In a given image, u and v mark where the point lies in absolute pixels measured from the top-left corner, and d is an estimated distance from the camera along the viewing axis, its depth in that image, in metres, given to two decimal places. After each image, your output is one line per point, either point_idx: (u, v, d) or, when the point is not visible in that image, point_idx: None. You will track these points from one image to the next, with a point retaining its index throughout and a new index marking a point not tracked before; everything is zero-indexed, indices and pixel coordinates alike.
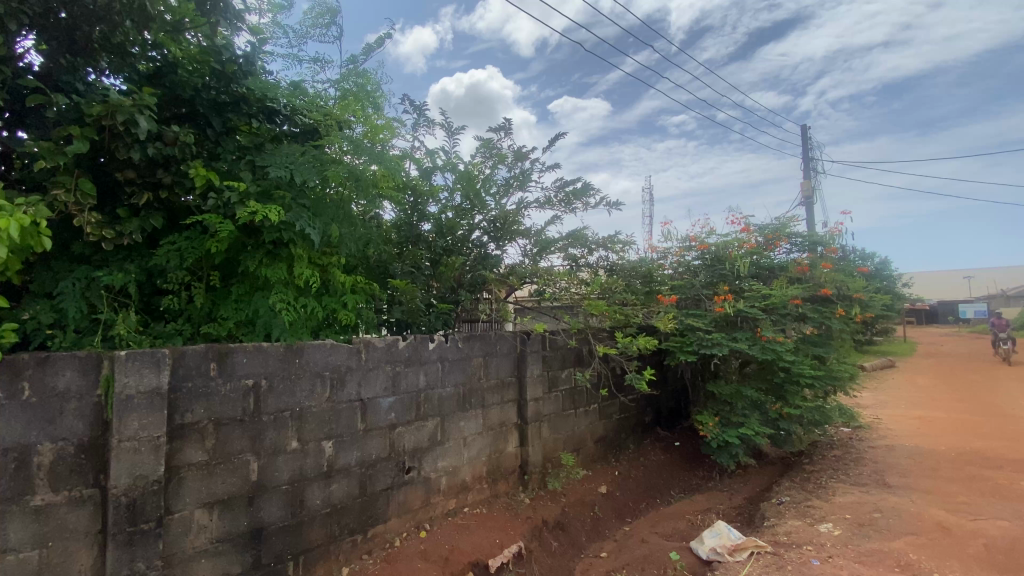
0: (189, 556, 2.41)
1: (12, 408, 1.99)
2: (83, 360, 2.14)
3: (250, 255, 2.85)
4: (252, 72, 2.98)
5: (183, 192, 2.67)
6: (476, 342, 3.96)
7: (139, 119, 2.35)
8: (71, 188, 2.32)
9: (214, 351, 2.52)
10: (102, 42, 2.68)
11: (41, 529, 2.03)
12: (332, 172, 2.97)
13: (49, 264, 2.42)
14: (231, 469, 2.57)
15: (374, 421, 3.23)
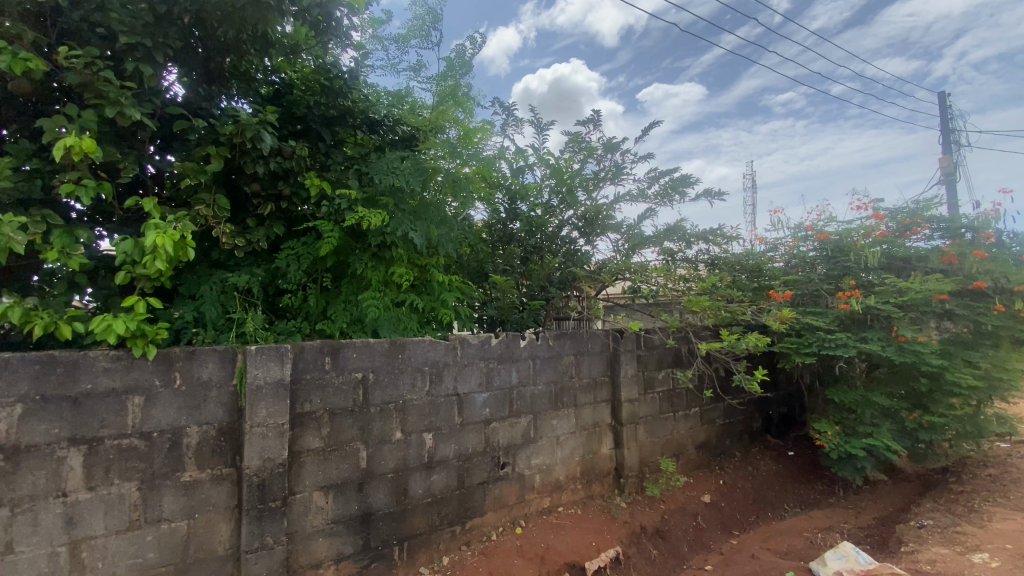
0: (309, 535, 2.63)
1: (167, 394, 2.28)
2: (222, 353, 2.41)
3: (358, 257, 3.05)
4: (356, 85, 3.16)
5: (300, 202, 2.93)
6: (568, 339, 3.90)
7: (263, 135, 2.59)
8: (210, 203, 2.62)
9: (329, 347, 2.72)
10: (232, 71, 3.00)
11: (189, 502, 2.31)
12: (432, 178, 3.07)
13: (193, 270, 2.72)
14: (344, 456, 2.76)
15: (470, 416, 3.30)
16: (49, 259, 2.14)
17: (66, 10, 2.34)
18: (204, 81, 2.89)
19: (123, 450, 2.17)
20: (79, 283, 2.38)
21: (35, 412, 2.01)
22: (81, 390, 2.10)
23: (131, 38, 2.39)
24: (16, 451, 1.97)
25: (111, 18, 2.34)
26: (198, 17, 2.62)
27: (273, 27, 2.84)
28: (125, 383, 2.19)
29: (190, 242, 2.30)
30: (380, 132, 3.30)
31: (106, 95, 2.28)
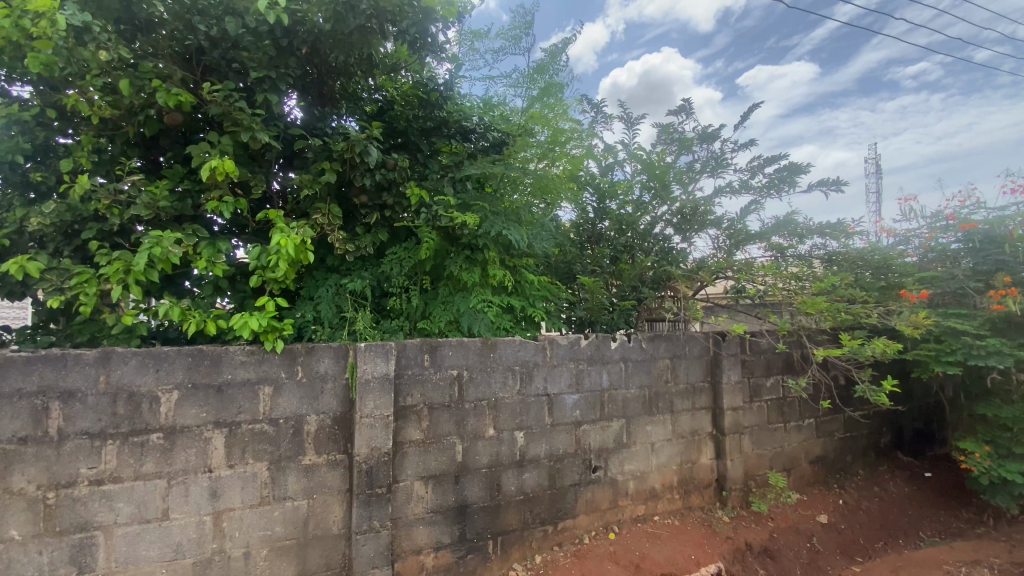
0: (410, 521, 2.81)
1: (291, 385, 2.56)
2: (336, 349, 2.67)
3: (454, 260, 3.19)
4: (450, 97, 3.34)
5: (401, 210, 3.15)
6: (663, 342, 3.76)
7: (370, 149, 2.82)
8: (325, 212, 2.91)
9: (427, 344, 2.88)
10: (341, 92, 3.30)
11: (309, 483, 2.58)
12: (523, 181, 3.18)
13: (312, 274, 3.03)
14: (442, 449, 2.90)
15: (560, 417, 3.31)
16: (198, 266, 2.53)
17: (208, 50, 2.70)
18: (317, 104, 3.21)
19: (255, 434, 2.48)
20: (222, 287, 2.77)
21: (188, 398, 2.36)
22: (223, 380, 2.43)
23: (259, 70, 2.72)
24: (174, 431, 2.33)
25: (244, 55, 2.67)
26: (314, 46, 2.91)
27: (377, 49, 3.06)
28: (257, 374, 2.50)
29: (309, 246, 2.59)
30: (472, 139, 3.45)
31: (240, 123, 2.62)
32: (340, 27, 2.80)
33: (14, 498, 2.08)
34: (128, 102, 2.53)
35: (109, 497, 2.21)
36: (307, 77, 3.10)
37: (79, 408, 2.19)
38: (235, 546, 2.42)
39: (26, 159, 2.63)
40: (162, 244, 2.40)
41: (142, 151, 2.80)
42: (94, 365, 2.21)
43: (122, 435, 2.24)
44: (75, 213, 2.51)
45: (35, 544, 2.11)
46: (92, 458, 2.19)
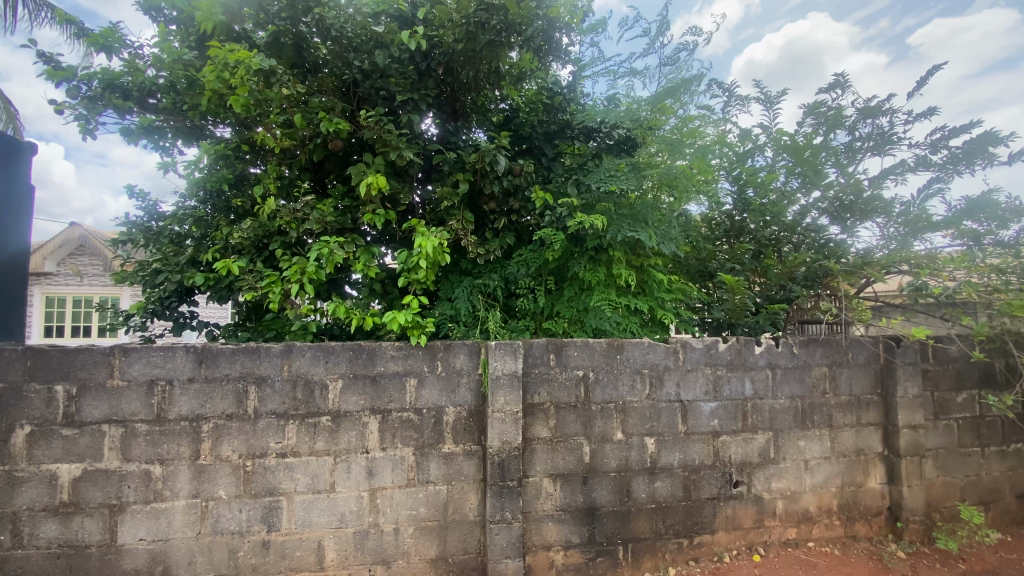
0: (541, 517, 2.88)
1: (432, 378, 2.79)
2: (471, 346, 2.85)
3: (578, 261, 3.20)
4: (573, 99, 3.41)
5: (527, 213, 3.25)
6: (819, 348, 3.35)
7: (499, 157, 2.95)
8: (459, 219, 3.12)
9: (553, 344, 2.93)
10: (472, 106, 3.50)
11: (448, 471, 2.78)
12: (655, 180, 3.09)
13: (448, 276, 3.26)
14: (570, 449, 2.92)
15: (696, 425, 3.13)
16: (356, 270, 2.89)
17: (361, 81, 3.06)
18: (451, 119, 3.47)
19: (402, 421, 2.75)
20: (375, 289, 3.12)
21: (349, 386, 2.70)
22: (377, 371, 2.73)
23: (403, 94, 3.04)
24: (338, 415, 2.68)
25: (392, 83, 2.99)
26: (448, 66, 3.13)
27: (505, 60, 3.18)
28: (404, 367, 2.76)
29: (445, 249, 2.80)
30: (596, 139, 3.41)
31: (389, 143, 2.93)
32: (472, 46, 2.98)
33: (223, 463, 2.57)
34: (301, 133, 2.98)
35: (290, 468, 2.62)
36: (443, 95, 3.34)
37: (268, 392, 2.62)
38: (387, 521, 2.71)
39: (230, 188, 3.24)
40: (330, 251, 2.81)
41: (311, 175, 3.28)
42: (278, 356, 2.64)
43: (299, 416, 2.64)
44: (264, 229, 3.03)
45: (238, 502, 2.57)
46: (277, 434, 2.61)
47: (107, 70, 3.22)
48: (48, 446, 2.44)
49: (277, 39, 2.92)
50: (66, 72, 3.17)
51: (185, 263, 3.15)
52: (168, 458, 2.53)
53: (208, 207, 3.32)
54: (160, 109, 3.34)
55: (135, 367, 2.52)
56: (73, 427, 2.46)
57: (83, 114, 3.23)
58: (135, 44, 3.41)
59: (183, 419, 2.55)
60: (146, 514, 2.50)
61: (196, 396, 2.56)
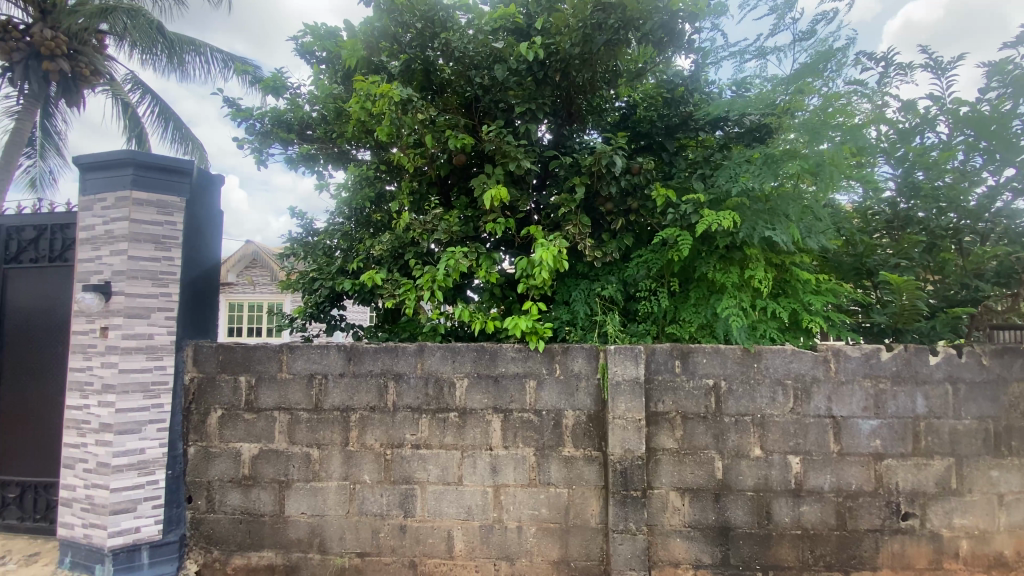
0: (667, 531, 2.74)
1: (552, 382, 2.81)
2: (589, 350, 2.82)
3: (705, 260, 3.02)
4: (697, 88, 3.32)
5: (648, 212, 3.15)
6: (1019, 360, 2.75)
7: (616, 158, 2.91)
8: (575, 223, 3.08)
9: (679, 350, 2.79)
10: (588, 108, 3.48)
11: (569, 475, 2.78)
12: (795, 168, 2.80)
13: (564, 281, 3.24)
14: (699, 462, 2.75)
15: (851, 445, 2.74)
16: (479, 276, 3.03)
17: (482, 96, 3.23)
18: (568, 122, 3.49)
19: (524, 421, 2.80)
20: (495, 294, 3.22)
21: (474, 385, 2.83)
22: (499, 372, 2.83)
23: (521, 105, 3.13)
24: (464, 411, 2.82)
25: (511, 95, 3.12)
26: (565, 71, 3.16)
27: (621, 58, 3.15)
28: (525, 369, 2.82)
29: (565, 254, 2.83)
30: (722, 129, 3.30)
31: (508, 154, 3.03)
32: (588, 49, 3.00)
33: (367, 450, 2.84)
34: (431, 151, 3.21)
35: (423, 459, 2.82)
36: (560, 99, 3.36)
37: (404, 387, 2.86)
38: (510, 519, 2.78)
39: (370, 205, 3.61)
40: (455, 260, 2.97)
41: (438, 189, 3.51)
42: (413, 355, 2.87)
43: (430, 411, 2.83)
44: (400, 240, 3.32)
45: (379, 487, 2.83)
46: (412, 427, 2.83)
47: (275, 109, 3.79)
48: (234, 426, 2.92)
49: (409, 66, 3.18)
50: (246, 113, 3.79)
51: (336, 273, 3.57)
52: (323, 443, 2.87)
53: (352, 223, 3.72)
54: (315, 139, 3.84)
55: (298, 362, 2.91)
56: (252, 412, 2.92)
57: (257, 147, 3.83)
58: (296, 84, 3.97)
59: (335, 410, 2.88)
60: (306, 491, 2.86)
61: (345, 389, 2.88)
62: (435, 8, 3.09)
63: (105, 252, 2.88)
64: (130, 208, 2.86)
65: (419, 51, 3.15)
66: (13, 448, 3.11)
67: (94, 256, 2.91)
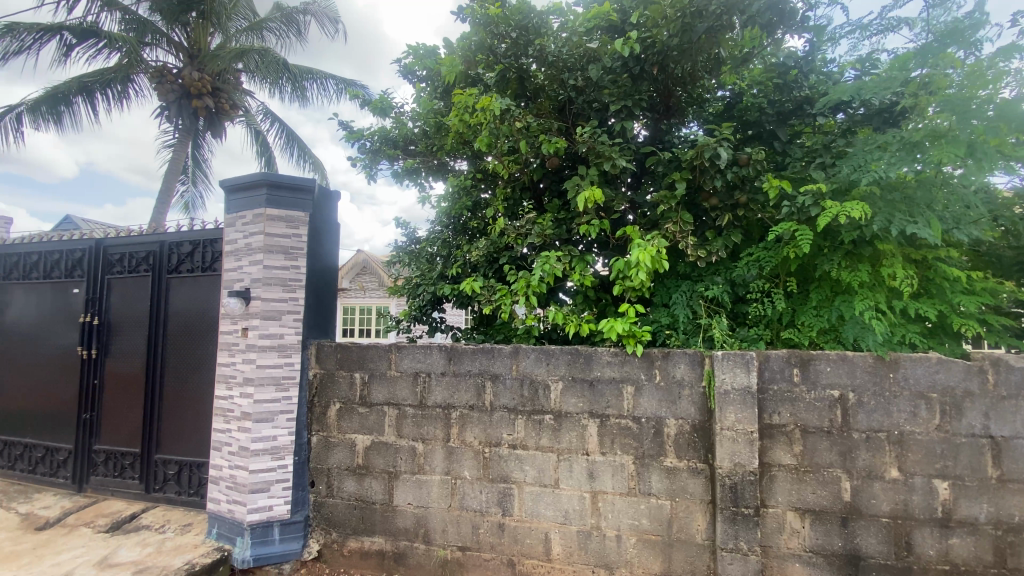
0: (784, 555, 2.51)
1: (652, 389, 2.71)
2: (692, 356, 2.68)
3: (828, 258, 2.74)
4: (812, 70, 3.08)
5: (759, 206, 2.95)
6: None
7: (720, 151, 2.75)
8: (676, 221, 2.95)
9: (797, 357, 2.55)
10: (688, 101, 3.34)
11: (672, 486, 2.65)
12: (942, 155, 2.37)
13: (664, 283, 3.10)
14: (822, 482, 2.49)
15: (1017, 473, 2.32)
16: (573, 279, 3.00)
17: (575, 98, 3.23)
18: (666, 116, 3.36)
19: (622, 428, 2.73)
20: (589, 297, 3.17)
21: (569, 389, 2.81)
22: (595, 376, 2.78)
23: (616, 103, 3.08)
24: (560, 414, 2.81)
25: (604, 94, 3.10)
26: (662, 64, 3.07)
27: (725, 45, 2.97)
28: (622, 374, 2.75)
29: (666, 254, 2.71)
30: (844, 112, 3.00)
31: (603, 154, 2.98)
32: (687, 38, 2.87)
33: (467, 447, 2.94)
34: (525, 157, 3.26)
35: (520, 460, 2.85)
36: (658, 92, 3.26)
37: (501, 388, 2.92)
38: (609, 526, 2.72)
39: (467, 213, 3.75)
40: (550, 263, 2.96)
41: (531, 194, 3.55)
42: (509, 356, 2.92)
43: (526, 413, 2.86)
44: (495, 245, 3.41)
45: (478, 484, 2.91)
46: (509, 427, 2.88)
47: (384, 128, 4.09)
48: (350, 419, 3.18)
49: (504, 76, 3.28)
50: (357, 134, 4.13)
51: (436, 278, 3.76)
52: (427, 438, 3.02)
53: (449, 230, 3.88)
54: (417, 153, 4.08)
55: (404, 361, 3.10)
56: (365, 406, 3.15)
57: (367, 165, 4.16)
58: (400, 104, 4.25)
59: (438, 407, 3.01)
60: (412, 484, 3.03)
61: (446, 387, 3.01)
62: (528, 15, 3.19)
63: (245, 262, 3.29)
64: (264, 223, 3.24)
65: (514, 60, 3.23)
66: (174, 431, 3.63)
67: (237, 266, 3.33)
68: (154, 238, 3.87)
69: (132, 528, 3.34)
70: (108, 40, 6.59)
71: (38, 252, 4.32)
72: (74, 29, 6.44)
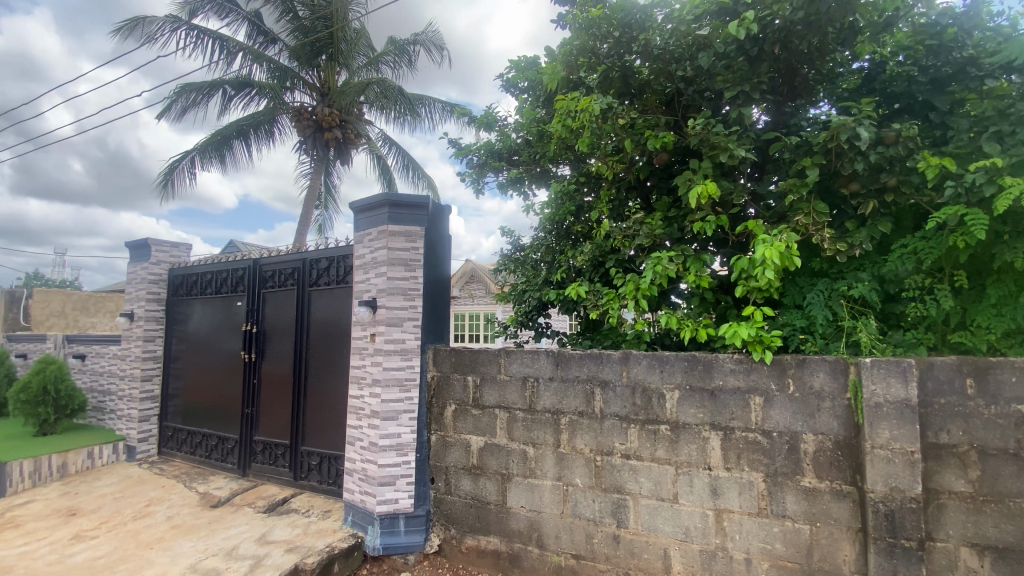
0: None
1: (784, 400, 2.45)
2: (832, 364, 2.37)
3: (1010, 247, 2.25)
4: (978, 24, 2.58)
5: (912, 189, 2.54)
6: None
7: (861, 130, 2.41)
8: (808, 212, 2.64)
9: (970, 365, 2.14)
10: (818, 77, 3.00)
11: (811, 508, 2.37)
12: None
13: (795, 281, 2.79)
14: (1010, 515, 2.06)
15: None
16: (688, 280, 2.82)
17: (685, 89, 3.06)
18: (791, 97, 3.05)
19: (749, 442, 2.50)
20: (707, 299, 2.96)
21: (687, 398, 2.65)
22: (716, 385, 2.59)
23: (731, 89, 2.85)
24: (677, 425, 2.65)
25: (717, 81, 2.89)
26: (785, 42, 2.78)
27: (862, 12, 2.60)
28: (748, 383, 2.52)
29: (796, 250, 2.43)
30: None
31: (717, 145, 2.77)
32: (814, 10, 2.57)
33: (578, 454, 2.90)
34: (631, 156, 3.15)
35: (635, 471, 2.74)
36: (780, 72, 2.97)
37: (612, 395, 2.83)
38: (736, 548, 2.50)
39: (570, 217, 3.71)
40: (662, 265, 2.80)
41: (638, 194, 3.42)
42: (618, 363, 2.83)
43: (640, 421, 2.74)
44: (601, 249, 3.33)
45: (592, 493, 2.85)
46: (622, 436, 2.78)
47: (491, 142, 4.22)
48: (464, 420, 3.30)
49: (606, 76, 3.19)
50: (465, 150, 4.31)
51: (542, 283, 3.78)
52: (537, 442, 3.03)
53: (552, 236, 3.85)
54: (521, 162, 4.16)
55: (513, 365, 3.15)
56: (478, 408, 3.25)
57: (475, 179, 4.32)
58: (505, 116, 4.36)
59: (547, 412, 3.01)
60: (525, 487, 3.05)
61: (555, 393, 2.99)
62: (631, 12, 3.08)
63: (371, 274, 3.58)
64: (387, 238, 3.50)
65: (617, 59, 3.15)
66: (315, 425, 4.06)
67: (364, 278, 3.64)
68: (297, 255, 4.38)
69: (283, 511, 3.79)
70: (258, 88, 7.64)
71: (211, 271, 5.12)
72: (234, 82, 7.59)
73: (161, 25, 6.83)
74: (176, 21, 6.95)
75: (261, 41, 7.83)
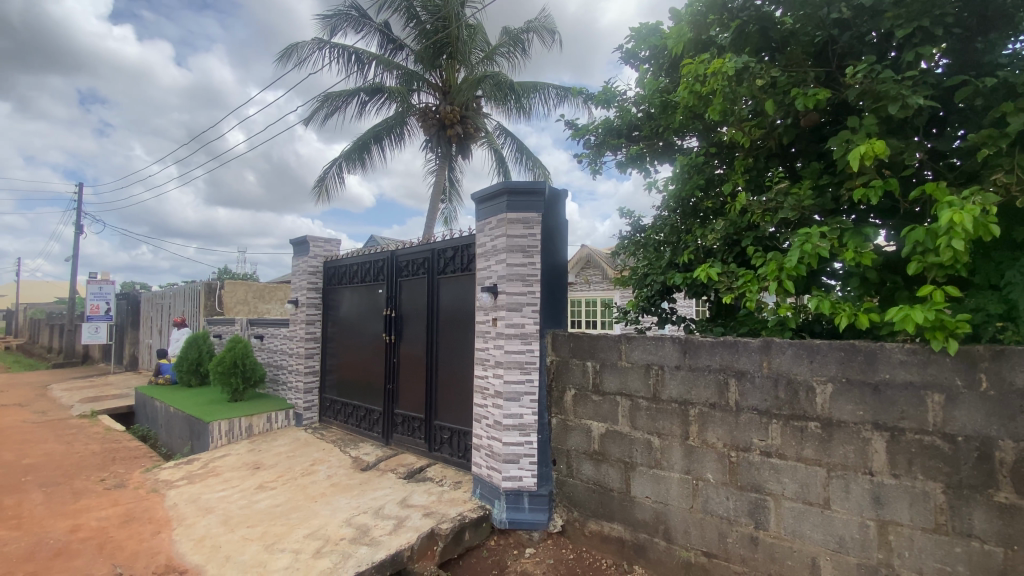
0: None
1: (973, 398, 2.03)
2: None
3: None
4: None
5: None
6: None
7: None
8: (1011, 167, 2.12)
9: None
10: None
11: (1007, 529, 1.95)
12: None
13: (989, 255, 2.28)
14: None
15: None
16: (845, 259, 2.43)
17: (839, 36, 2.64)
18: (984, 30, 2.46)
19: (924, 447, 2.12)
20: (869, 280, 2.56)
21: (843, 392, 2.32)
22: (881, 379, 2.23)
23: (903, 28, 2.38)
24: (829, 422, 2.35)
25: (885, 19, 2.43)
26: None
27: None
28: (922, 378, 2.13)
29: (994, 217, 1.97)
30: None
31: (885, 96, 2.35)
32: None
33: (709, 449, 2.71)
34: (772, 118, 2.80)
35: (776, 470, 2.48)
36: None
37: (749, 387, 2.59)
38: (904, 566, 2.15)
39: (698, 193, 3.42)
40: (812, 243, 2.45)
41: (780, 161, 3.05)
42: (757, 351, 2.57)
43: (783, 417, 2.48)
44: (735, 226, 3.05)
45: (725, 489, 2.65)
46: (761, 431, 2.54)
47: (609, 121, 4.05)
48: (585, 405, 3.27)
49: (741, 32, 2.86)
50: (583, 131, 4.19)
51: (666, 267, 3.58)
52: (663, 433, 2.89)
53: (677, 214, 3.61)
54: (641, 139, 3.96)
55: (636, 352, 3.03)
56: (599, 395, 3.20)
57: (593, 160, 4.20)
58: (624, 92, 4.15)
59: (674, 401, 2.85)
60: (649, 477, 2.94)
61: (683, 381, 2.82)
62: None
63: (493, 261, 3.68)
64: (506, 226, 3.57)
65: (752, 11, 2.82)
66: (445, 403, 4.34)
67: (486, 265, 3.76)
68: (427, 245, 4.67)
69: (420, 479, 4.11)
70: (388, 93, 8.24)
71: (356, 262, 5.70)
72: (367, 88, 8.25)
73: (309, 49, 7.65)
74: (321, 41, 7.73)
75: (390, 49, 8.43)
